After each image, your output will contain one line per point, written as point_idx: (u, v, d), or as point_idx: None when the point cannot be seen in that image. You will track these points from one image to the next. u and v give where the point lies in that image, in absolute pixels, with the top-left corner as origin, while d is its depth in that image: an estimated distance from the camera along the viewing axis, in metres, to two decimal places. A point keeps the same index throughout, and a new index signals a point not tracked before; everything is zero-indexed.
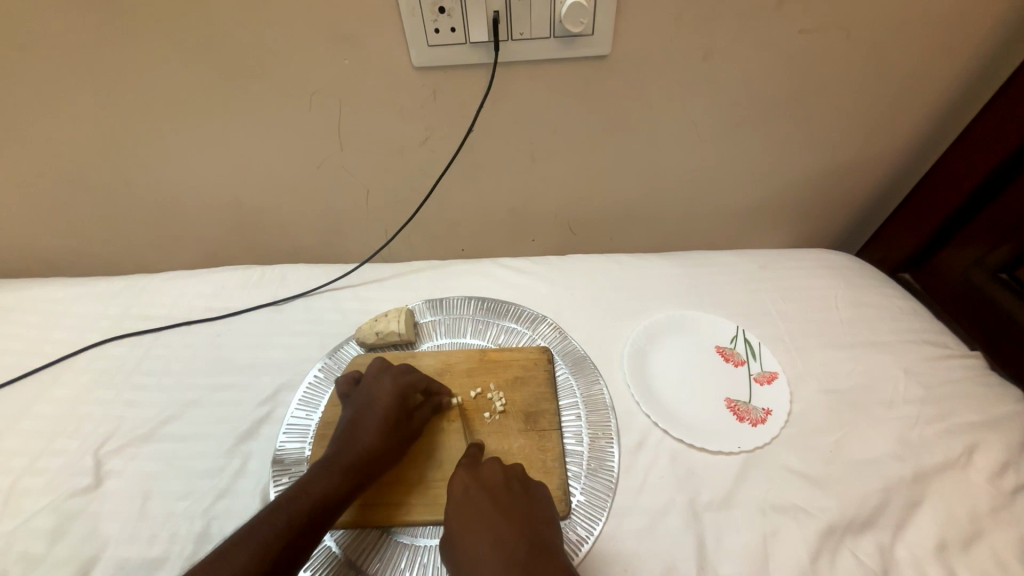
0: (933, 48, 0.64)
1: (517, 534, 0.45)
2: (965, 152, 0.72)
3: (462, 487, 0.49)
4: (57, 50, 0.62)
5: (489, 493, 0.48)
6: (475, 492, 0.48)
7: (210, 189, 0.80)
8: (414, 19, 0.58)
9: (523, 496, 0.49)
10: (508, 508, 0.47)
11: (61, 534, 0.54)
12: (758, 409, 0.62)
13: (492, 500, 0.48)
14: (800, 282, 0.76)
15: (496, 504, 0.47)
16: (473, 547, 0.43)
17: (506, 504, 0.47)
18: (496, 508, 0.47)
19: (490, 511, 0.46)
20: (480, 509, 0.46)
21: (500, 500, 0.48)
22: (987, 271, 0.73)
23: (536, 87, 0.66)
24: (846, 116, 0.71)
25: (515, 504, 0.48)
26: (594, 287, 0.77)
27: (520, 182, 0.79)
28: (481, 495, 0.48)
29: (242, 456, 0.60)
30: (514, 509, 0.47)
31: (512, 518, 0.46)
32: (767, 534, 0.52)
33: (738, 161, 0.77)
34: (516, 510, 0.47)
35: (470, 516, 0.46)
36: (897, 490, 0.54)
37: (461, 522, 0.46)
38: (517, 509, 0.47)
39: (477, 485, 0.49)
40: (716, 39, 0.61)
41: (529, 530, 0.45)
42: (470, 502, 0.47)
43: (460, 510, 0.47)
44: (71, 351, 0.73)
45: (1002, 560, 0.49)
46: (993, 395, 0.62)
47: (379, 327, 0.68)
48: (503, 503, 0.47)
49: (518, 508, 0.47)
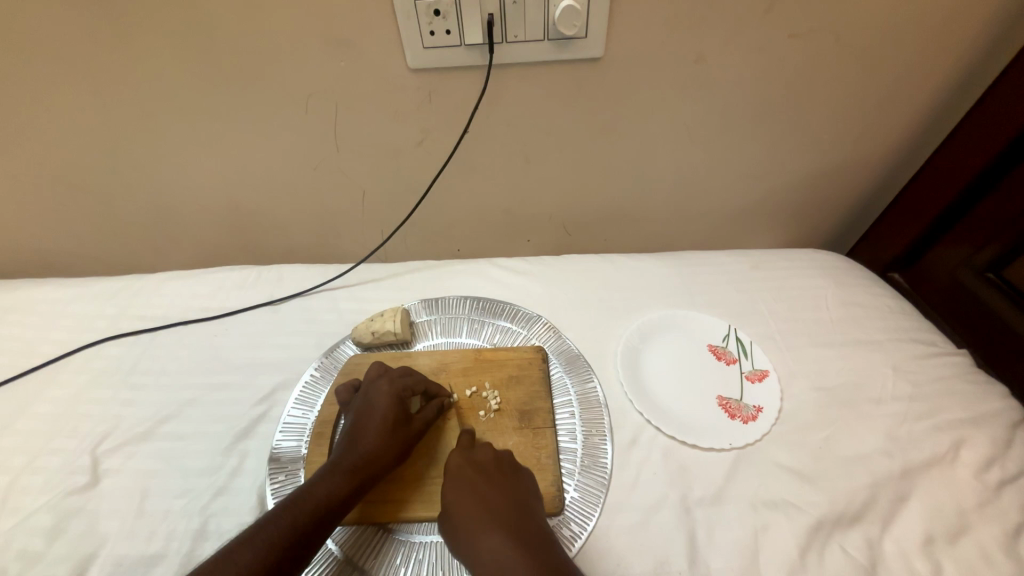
0: (920, 51, 0.65)
1: (509, 508, 0.48)
2: (950, 157, 0.73)
3: (456, 467, 0.51)
4: (54, 51, 0.62)
5: (482, 471, 0.51)
6: (468, 470, 0.51)
7: (206, 190, 0.80)
8: (410, 22, 0.58)
9: (516, 475, 0.52)
10: (501, 483, 0.50)
11: (58, 532, 0.55)
12: (750, 406, 0.63)
13: (485, 477, 0.51)
14: (791, 282, 0.77)
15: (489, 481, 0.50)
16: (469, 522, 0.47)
17: (498, 480, 0.51)
18: (488, 484, 0.50)
19: (484, 488, 0.50)
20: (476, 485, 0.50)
21: (493, 477, 0.51)
22: (974, 270, 0.74)
23: (531, 88, 0.67)
24: (835, 118, 0.72)
25: (508, 481, 0.51)
26: (588, 287, 0.78)
27: (515, 183, 0.80)
28: (474, 474, 0.51)
29: (239, 454, 0.61)
30: (505, 485, 0.50)
31: (505, 494, 0.49)
32: (758, 529, 0.52)
33: (730, 162, 0.78)
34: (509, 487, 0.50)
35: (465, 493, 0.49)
36: (886, 485, 0.55)
37: (456, 498, 0.49)
38: (508, 485, 0.50)
39: (470, 464, 0.51)
40: (707, 43, 0.62)
41: (519, 504, 0.49)
42: (464, 479, 0.50)
43: (454, 488, 0.50)
44: (68, 350, 0.73)
45: (987, 553, 0.50)
46: (980, 392, 0.63)
47: (375, 326, 0.69)
48: (495, 480, 0.50)
49: (510, 484, 0.50)
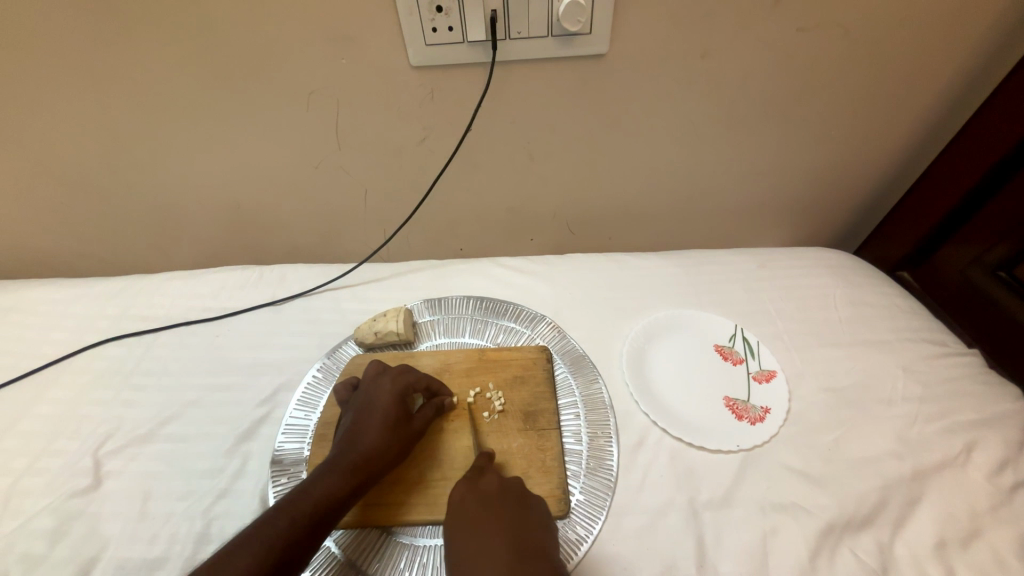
0: (932, 46, 0.63)
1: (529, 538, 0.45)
2: (961, 154, 0.72)
3: (483, 489, 0.50)
4: (53, 51, 0.62)
5: (508, 496, 0.49)
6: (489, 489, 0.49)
7: (208, 189, 0.80)
8: (412, 18, 0.58)
9: (539, 507, 0.50)
10: (524, 515, 0.48)
11: (61, 535, 0.55)
12: (757, 407, 0.62)
13: (511, 504, 0.48)
14: (799, 281, 0.76)
15: (512, 508, 0.48)
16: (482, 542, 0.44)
17: (522, 511, 0.48)
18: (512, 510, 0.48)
19: (507, 513, 0.47)
20: (499, 508, 0.48)
21: (518, 506, 0.49)
22: (985, 269, 0.73)
23: (535, 86, 0.66)
24: (844, 115, 0.71)
25: (529, 512, 0.48)
26: (593, 286, 0.77)
27: (519, 182, 0.79)
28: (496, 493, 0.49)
29: (241, 456, 0.60)
30: (529, 518, 0.47)
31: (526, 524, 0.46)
32: (767, 532, 0.52)
33: (737, 160, 0.77)
34: (533, 518, 0.48)
35: (487, 511, 0.47)
36: (897, 488, 0.54)
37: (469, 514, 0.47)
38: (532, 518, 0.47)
39: (499, 488, 0.50)
40: (714, 38, 0.61)
41: (538, 536, 0.45)
42: (488, 500, 0.48)
43: (476, 508, 0.48)
44: (70, 352, 0.73)
45: (1000, 557, 0.49)
46: (992, 393, 0.62)
47: (378, 327, 0.68)
48: (520, 510, 0.48)
49: (533, 516, 0.48)
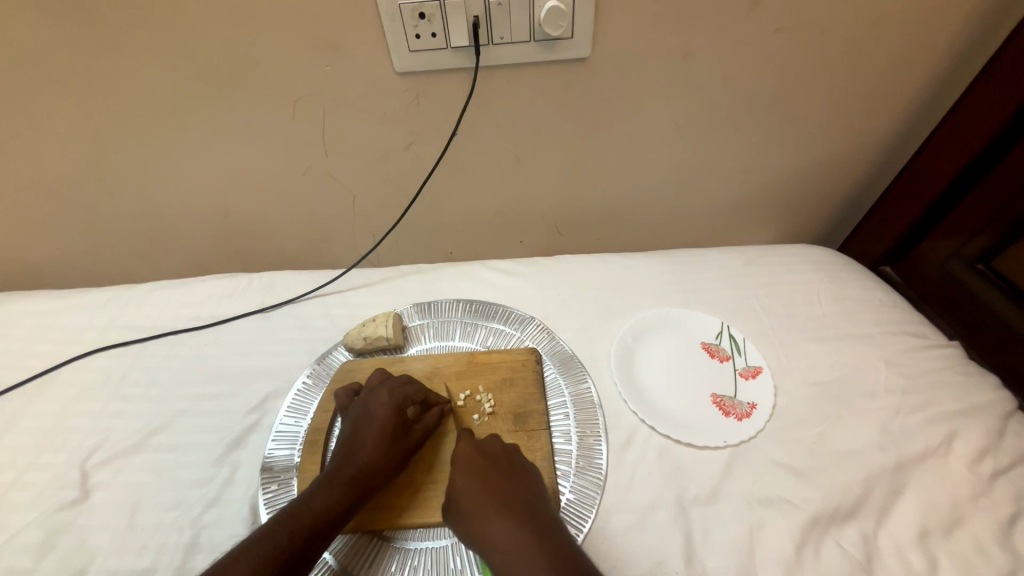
0: (906, 43, 0.65)
1: (522, 501, 0.47)
2: (936, 150, 0.74)
3: (466, 456, 0.51)
4: (34, 60, 0.62)
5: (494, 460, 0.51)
6: (480, 459, 0.50)
7: (194, 197, 0.79)
8: (395, 25, 0.58)
9: (524, 468, 0.51)
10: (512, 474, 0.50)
11: (47, 549, 0.54)
12: (744, 403, 0.63)
13: (496, 467, 0.50)
14: (783, 277, 0.78)
15: (500, 474, 0.49)
16: (481, 516, 0.46)
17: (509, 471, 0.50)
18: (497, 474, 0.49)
19: (497, 477, 0.49)
20: (486, 475, 0.49)
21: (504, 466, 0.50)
22: (964, 262, 0.74)
23: (518, 89, 0.66)
24: (823, 114, 0.72)
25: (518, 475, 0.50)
26: (581, 287, 0.78)
27: (505, 185, 0.80)
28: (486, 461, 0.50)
29: (230, 464, 0.60)
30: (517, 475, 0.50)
31: (518, 486, 0.49)
32: (755, 526, 0.52)
33: (720, 160, 0.78)
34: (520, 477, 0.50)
35: (476, 481, 0.48)
36: (880, 479, 0.55)
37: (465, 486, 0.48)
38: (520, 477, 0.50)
39: (477, 457, 0.50)
40: (694, 41, 0.62)
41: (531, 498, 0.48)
42: (475, 470, 0.49)
43: (468, 476, 0.49)
44: (55, 364, 0.72)
45: (981, 544, 0.50)
46: (971, 383, 0.63)
47: (367, 331, 0.68)
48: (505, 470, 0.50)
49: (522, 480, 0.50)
